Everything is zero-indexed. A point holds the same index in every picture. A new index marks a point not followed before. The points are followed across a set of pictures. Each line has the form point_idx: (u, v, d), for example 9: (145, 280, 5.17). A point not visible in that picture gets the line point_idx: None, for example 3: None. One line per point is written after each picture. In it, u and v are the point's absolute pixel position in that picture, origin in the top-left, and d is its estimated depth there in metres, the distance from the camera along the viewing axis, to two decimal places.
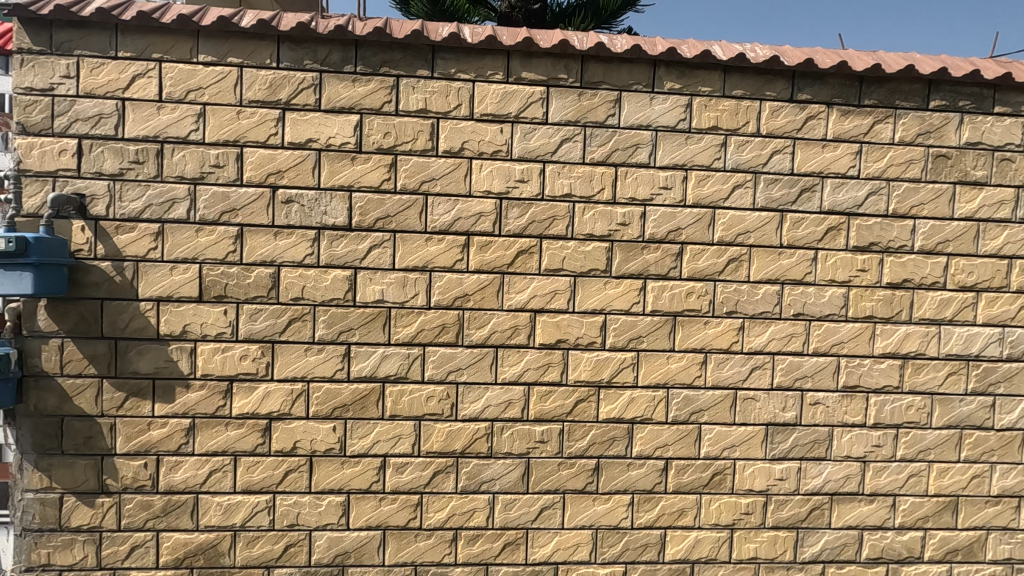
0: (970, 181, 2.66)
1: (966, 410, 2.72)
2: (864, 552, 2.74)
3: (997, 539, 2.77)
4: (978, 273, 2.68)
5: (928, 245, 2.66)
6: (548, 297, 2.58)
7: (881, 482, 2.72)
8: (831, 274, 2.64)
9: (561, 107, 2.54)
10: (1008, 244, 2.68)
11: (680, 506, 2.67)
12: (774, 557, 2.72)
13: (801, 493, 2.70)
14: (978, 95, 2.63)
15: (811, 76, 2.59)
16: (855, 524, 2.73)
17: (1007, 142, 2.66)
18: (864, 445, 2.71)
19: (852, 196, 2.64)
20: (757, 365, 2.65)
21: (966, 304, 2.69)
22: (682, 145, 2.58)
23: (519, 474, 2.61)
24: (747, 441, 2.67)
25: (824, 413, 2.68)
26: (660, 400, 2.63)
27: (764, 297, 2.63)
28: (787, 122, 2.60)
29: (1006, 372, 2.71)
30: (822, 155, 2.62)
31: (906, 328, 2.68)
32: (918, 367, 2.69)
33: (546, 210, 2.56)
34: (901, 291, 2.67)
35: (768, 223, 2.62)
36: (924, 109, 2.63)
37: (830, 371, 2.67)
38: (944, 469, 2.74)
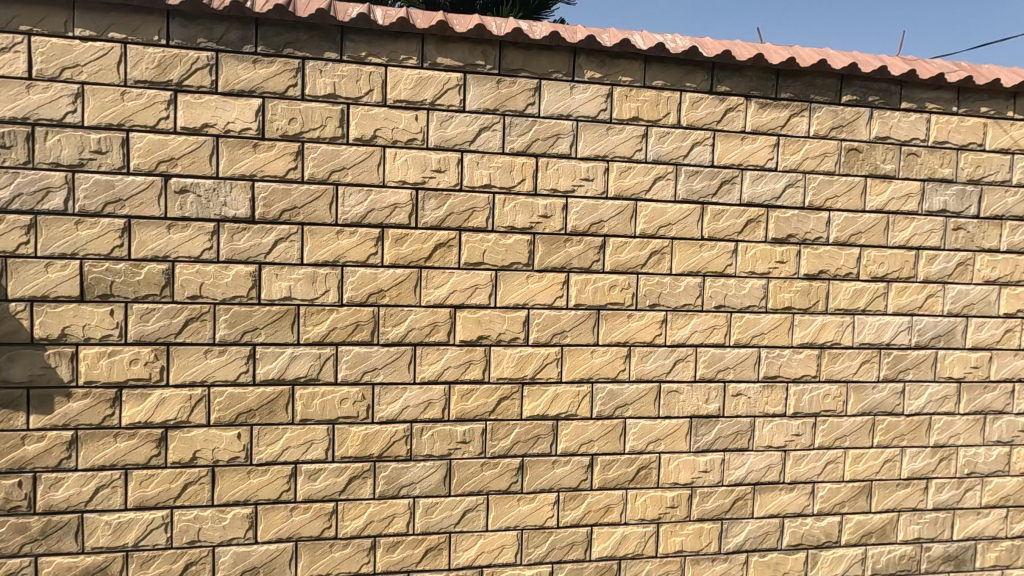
0: (880, 174, 2.74)
1: (879, 397, 2.80)
2: (785, 539, 2.78)
3: (908, 520, 2.87)
4: (888, 264, 2.76)
5: (842, 237, 2.72)
6: (469, 292, 2.48)
7: (800, 471, 2.77)
8: (751, 266, 2.67)
9: (479, 95, 2.45)
10: (915, 235, 2.77)
11: (606, 503, 2.64)
12: (699, 549, 2.72)
13: (724, 484, 2.72)
14: (886, 90, 2.71)
15: (729, 68, 2.60)
16: (776, 513, 2.76)
17: (914, 137, 2.75)
18: (784, 434, 2.75)
19: (770, 189, 2.66)
20: (680, 358, 2.65)
21: (878, 294, 2.76)
22: (603, 135, 2.54)
23: (440, 477, 2.51)
24: (671, 434, 2.66)
25: (746, 404, 2.71)
26: (584, 395, 2.59)
27: (686, 290, 2.63)
28: (707, 113, 2.60)
29: (914, 359, 2.81)
30: (741, 147, 2.63)
31: (822, 318, 2.73)
32: (834, 356, 2.75)
33: (465, 201, 2.46)
34: (817, 283, 2.72)
35: (689, 215, 2.62)
36: (837, 104, 2.68)
37: (750, 362, 2.70)
38: (858, 456, 2.81)
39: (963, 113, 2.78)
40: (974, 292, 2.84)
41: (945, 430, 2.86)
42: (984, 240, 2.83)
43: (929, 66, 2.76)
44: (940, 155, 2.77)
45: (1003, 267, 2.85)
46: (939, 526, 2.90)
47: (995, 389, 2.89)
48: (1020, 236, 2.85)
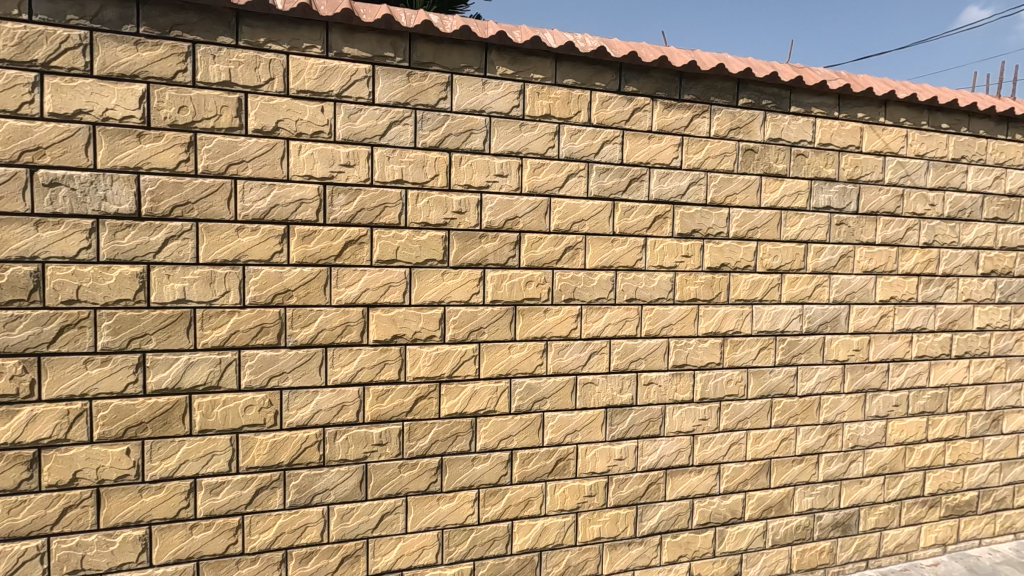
0: (773, 173, 2.94)
1: (775, 380, 3.01)
2: (695, 519, 2.93)
3: (802, 493, 3.12)
4: (781, 256, 2.97)
5: (741, 231, 2.90)
6: (382, 291, 2.42)
7: (708, 453, 2.93)
8: (659, 260, 2.78)
9: (388, 87, 2.38)
10: (804, 230, 3.00)
11: (526, 496, 2.66)
12: (616, 535, 2.81)
13: (638, 470, 2.82)
14: (777, 95, 2.91)
15: (636, 69, 2.69)
16: (686, 494, 2.91)
17: (802, 139, 2.97)
18: (692, 420, 2.89)
19: (676, 186, 2.79)
20: (595, 350, 2.72)
21: (773, 285, 2.97)
22: (516, 132, 2.55)
23: (356, 482, 2.43)
24: (588, 425, 2.73)
25: (657, 392, 2.83)
26: (502, 390, 2.60)
27: (599, 284, 2.70)
28: (616, 113, 2.68)
29: (805, 344, 3.05)
30: (648, 146, 2.74)
31: (725, 308, 2.90)
32: (736, 344, 2.93)
33: (376, 196, 2.39)
34: (719, 275, 2.88)
35: (601, 212, 2.68)
36: (734, 106, 2.85)
37: (660, 352, 2.82)
38: (759, 436, 3.01)
39: (844, 117, 3.04)
40: (855, 281, 3.12)
41: (832, 408, 3.13)
42: (862, 234, 3.11)
43: (814, 73, 3.00)
44: (825, 156, 3.02)
45: (878, 258, 3.15)
46: (829, 496, 3.17)
47: (873, 368, 3.19)
48: (892, 230, 3.16)
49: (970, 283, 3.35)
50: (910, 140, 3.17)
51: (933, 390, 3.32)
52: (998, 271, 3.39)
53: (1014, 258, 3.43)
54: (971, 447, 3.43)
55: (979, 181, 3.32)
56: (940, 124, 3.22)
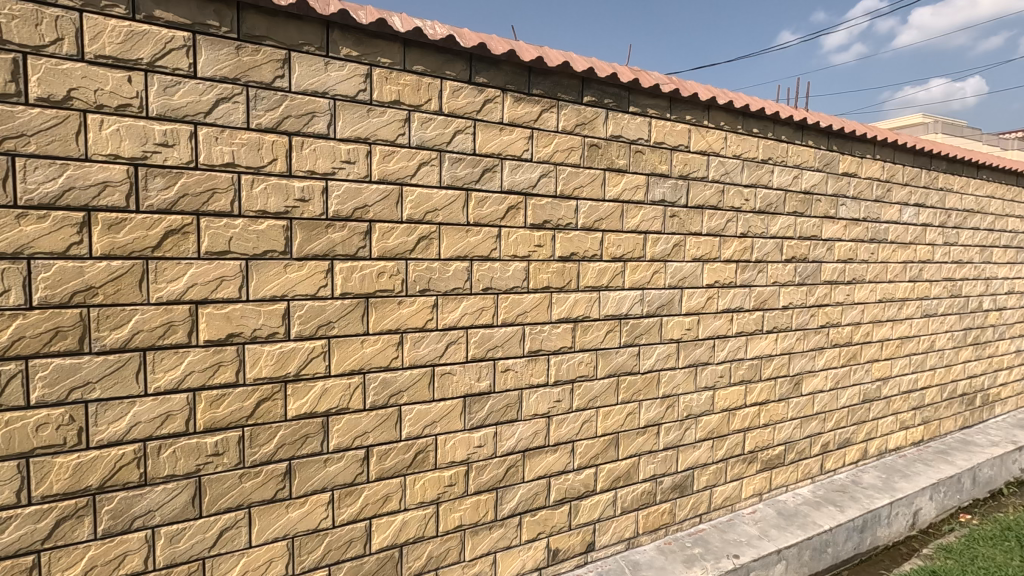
0: (616, 168, 3.15)
1: (621, 359, 3.26)
2: (552, 496, 3.08)
3: (646, 461, 3.42)
4: (624, 245, 3.21)
5: (588, 222, 3.07)
6: (213, 285, 2.19)
7: (562, 432, 3.09)
8: (513, 249, 2.85)
9: (213, 60, 2.14)
10: (643, 221, 3.27)
11: (384, 492, 2.60)
12: (477, 520, 2.85)
13: (497, 455, 2.89)
14: (618, 95, 3.12)
15: (486, 61, 2.71)
16: (543, 473, 3.04)
17: (640, 137, 3.22)
18: (547, 402, 3.03)
19: (527, 178, 2.87)
20: (452, 340, 2.72)
21: (617, 272, 3.20)
22: (364, 117, 2.45)
23: (187, 498, 2.19)
24: (446, 415, 2.73)
25: (514, 377, 2.91)
26: (355, 386, 2.50)
27: (455, 274, 2.70)
28: (467, 103, 2.68)
29: (646, 326, 3.33)
30: (500, 137, 2.78)
31: (575, 295, 3.06)
32: (585, 328, 3.12)
33: (202, 181, 2.14)
34: (569, 263, 3.03)
35: (455, 201, 2.68)
36: (579, 103, 3.00)
37: (516, 339, 2.90)
38: (607, 412, 3.24)
39: (674, 119, 3.35)
40: (686, 268, 3.46)
41: (669, 382, 3.46)
42: (691, 225, 3.46)
43: (649, 76, 3.25)
44: (659, 153, 3.30)
45: (705, 247, 3.53)
46: (668, 462, 3.51)
47: (702, 345, 3.58)
48: (715, 222, 3.56)
49: (777, 267, 3.89)
50: (729, 142, 3.58)
51: (749, 361, 3.82)
52: (797, 257, 3.98)
53: (808, 246, 4.05)
54: (779, 408, 4.01)
55: (782, 180, 3.86)
56: (752, 129, 3.69)
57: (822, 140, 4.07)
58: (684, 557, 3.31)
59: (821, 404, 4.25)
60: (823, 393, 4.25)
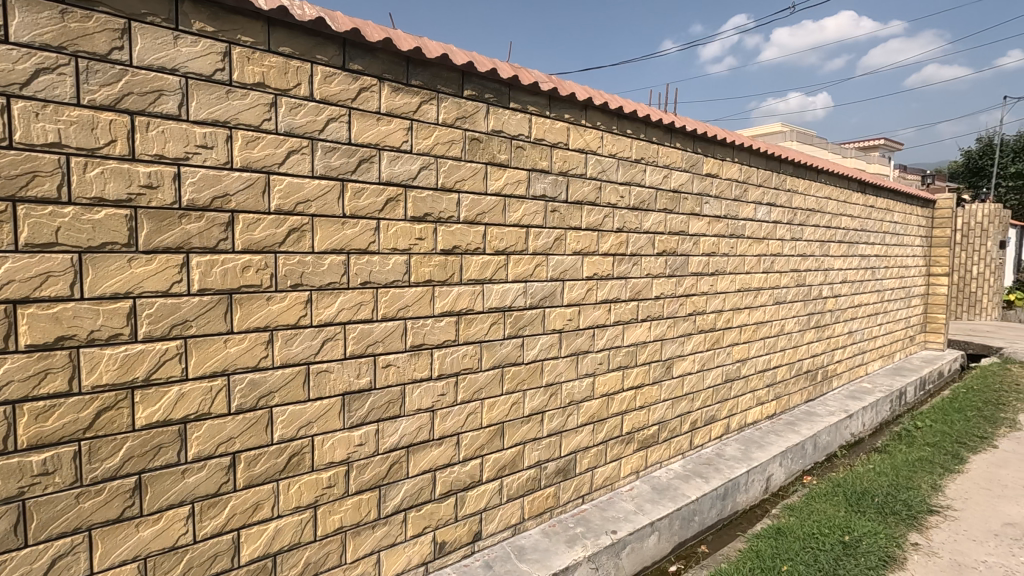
0: (497, 163, 3.20)
1: (505, 351, 3.33)
2: (437, 489, 3.08)
3: (530, 448, 3.52)
4: (506, 239, 3.27)
5: (470, 216, 3.09)
6: (36, 282, 1.91)
7: (447, 425, 3.09)
8: (393, 242, 2.80)
9: (31, 24, 1.87)
10: (525, 215, 3.35)
11: (255, 500, 2.45)
12: (358, 521, 2.78)
13: (380, 452, 2.83)
14: (498, 90, 3.17)
15: (361, 47, 2.63)
16: (428, 468, 3.03)
17: (520, 134, 3.30)
18: (431, 396, 3.01)
19: (407, 170, 2.83)
20: (328, 337, 2.62)
21: (500, 265, 3.26)
22: (222, 99, 2.27)
23: (8, 527, 1.90)
24: (323, 415, 2.63)
25: (396, 372, 2.86)
26: (218, 389, 2.32)
27: (330, 268, 2.60)
28: (340, 90, 2.58)
29: (529, 318, 3.43)
30: (377, 127, 2.71)
31: (458, 288, 3.07)
32: (469, 321, 3.14)
33: (18, 162, 1.86)
34: (452, 257, 3.04)
35: (329, 192, 2.57)
36: (460, 97, 3.01)
37: (397, 334, 2.85)
38: (492, 403, 3.30)
39: (554, 117, 3.46)
40: (567, 261, 3.61)
41: (552, 371, 3.60)
42: (571, 220, 3.61)
43: (529, 74, 3.34)
44: (540, 150, 3.40)
45: (584, 241, 3.70)
46: (551, 448, 3.65)
47: (583, 334, 3.76)
48: (593, 218, 3.74)
49: (650, 260, 4.17)
50: (605, 141, 3.78)
51: (626, 348, 4.06)
52: (667, 251, 4.30)
53: (677, 240, 4.39)
54: (653, 390, 4.32)
55: (654, 179, 4.14)
56: (626, 129, 3.91)
57: (688, 143, 4.42)
58: (566, 537, 3.46)
59: (690, 385, 4.64)
60: (692, 375, 4.64)
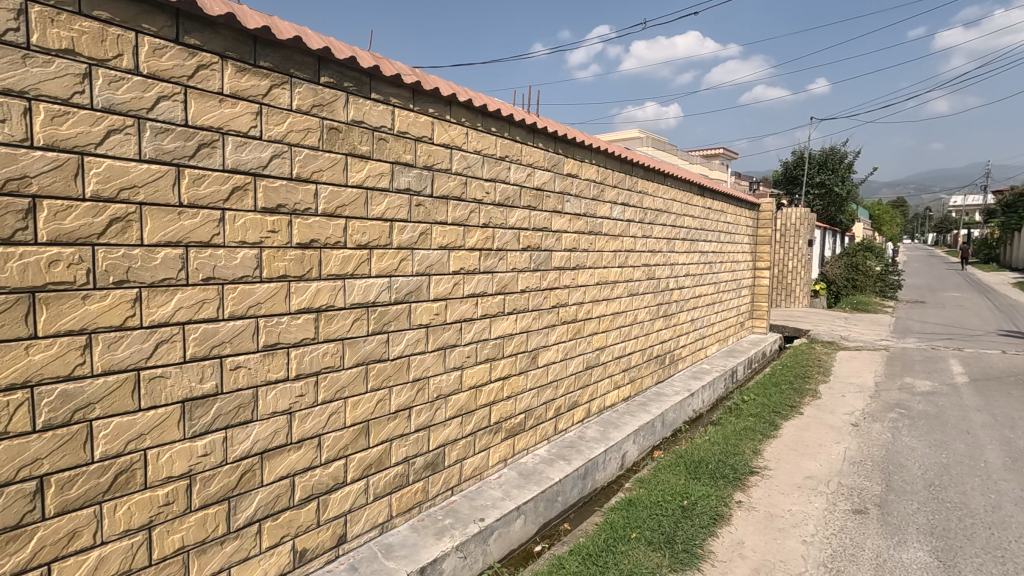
0: (358, 154, 3.11)
1: (370, 347, 3.26)
2: (297, 495, 2.93)
3: (397, 445, 3.49)
4: (369, 233, 3.19)
5: (329, 208, 2.97)
6: None
7: (307, 427, 2.95)
8: (241, 235, 2.59)
9: None
10: (389, 209, 3.30)
11: (71, 528, 2.13)
12: (204, 538, 2.55)
13: (228, 462, 2.62)
14: (357, 79, 3.07)
15: (199, 21, 2.39)
16: (286, 473, 2.87)
17: (383, 126, 3.23)
18: (288, 397, 2.86)
19: (256, 157, 2.64)
20: (163, 339, 2.36)
21: (363, 260, 3.17)
22: (17, 65, 1.93)
23: None
24: (159, 425, 2.37)
25: (247, 375, 2.67)
26: (18, 405, 1.98)
27: (163, 263, 2.34)
28: (174, 66, 2.33)
29: (394, 313, 3.38)
30: (219, 110, 2.49)
31: (316, 284, 2.94)
32: (329, 318, 3.02)
33: None
34: (310, 251, 2.89)
35: (162, 178, 2.31)
36: (315, 83, 2.87)
37: (248, 333, 2.66)
38: (356, 401, 3.21)
39: (417, 110, 3.44)
40: (433, 256, 3.61)
41: (419, 366, 3.59)
42: (436, 214, 3.62)
43: (391, 65, 3.27)
44: (403, 143, 3.36)
45: (449, 235, 3.73)
46: (419, 443, 3.64)
47: (450, 328, 3.79)
48: (458, 213, 3.78)
49: (515, 255, 4.33)
50: (470, 138, 3.84)
51: (493, 340, 4.18)
52: (531, 246, 4.49)
53: (541, 237, 4.60)
54: (519, 380, 4.49)
55: (517, 176, 4.29)
56: (490, 127, 4.01)
57: (550, 144, 4.65)
58: (435, 530, 3.49)
59: (554, 374, 4.90)
60: (555, 364, 4.90)
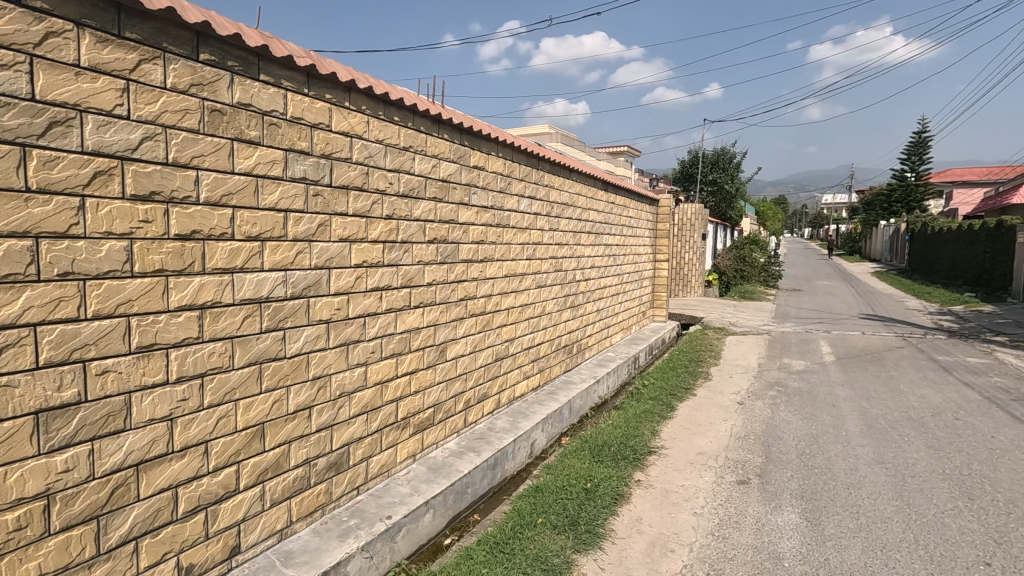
0: (245, 139, 2.90)
1: (263, 345, 3.07)
2: (181, 507, 2.70)
3: (297, 447, 3.33)
4: (260, 224, 3.00)
5: (213, 197, 2.75)
6: None
7: (191, 434, 2.73)
8: (106, 225, 2.33)
9: None
10: (282, 199, 3.11)
11: None
12: (67, 563, 2.28)
13: (97, 477, 2.36)
14: (243, 59, 2.86)
15: None
16: (167, 485, 2.64)
17: (273, 110, 3.04)
18: (168, 403, 2.62)
19: (123, 139, 2.38)
20: (9, 343, 2.07)
21: (253, 253, 2.97)
22: None
23: None
24: (6, 441, 2.08)
25: (117, 380, 2.41)
26: None
27: (6, 257, 2.05)
28: (16, 31, 2.04)
29: (290, 309, 3.21)
30: (75, 84, 2.22)
31: (200, 279, 2.71)
32: (216, 315, 2.81)
33: None
34: (190, 243, 2.66)
35: (2, 159, 2.02)
36: (193, 60, 2.63)
37: (118, 334, 2.40)
38: (249, 403, 3.02)
39: (312, 95, 3.27)
40: (332, 248, 3.46)
41: (320, 363, 3.44)
42: (336, 205, 3.47)
43: (282, 45, 3.08)
44: (298, 129, 3.19)
45: (350, 227, 3.59)
46: (321, 443, 3.50)
47: (352, 323, 3.67)
48: (360, 204, 3.65)
49: (420, 247, 4.26)
50: (371, 127, 3.72)
51: (399, 335, 4.10)
52: (438, 239, 4.44)
53: (447, 229, 4.56)
54: (427, 374, 4.43)
55: (422, 167, 4.22)
56: (392, 116, 3.90)
57: (456, 136, 4.61)
58: (339, 531, 3.37)
59: (463, 367, 4.89)
60: (464, 356, 4.89)
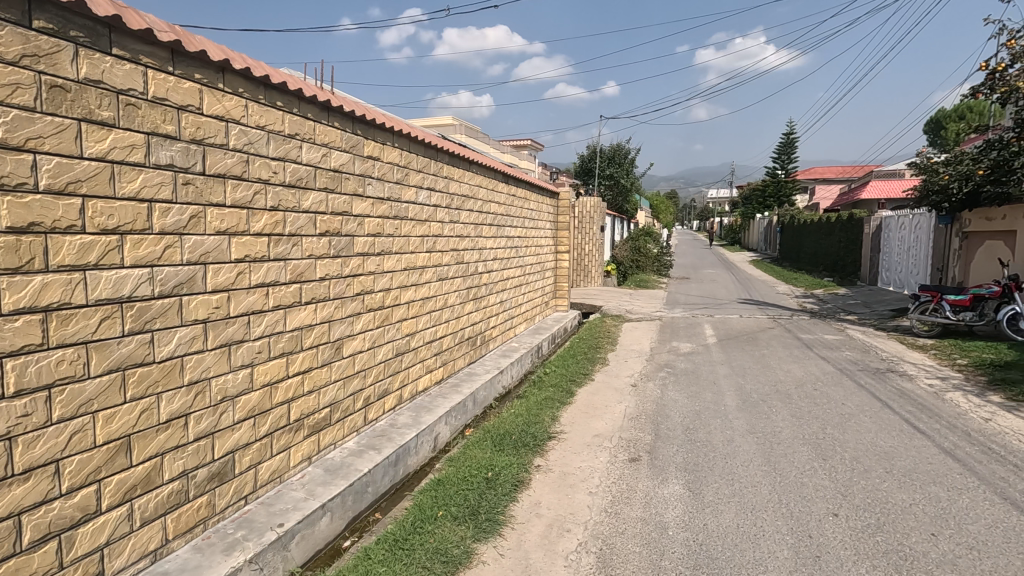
0: (96, 120, 2.59)
1: (126, 350, 2.77)
2: (26, 537, 2.38)
3: (171, 459, 3.05)
4: (118, 216, 2.69)
5: (55, 185, 2.43)
6: None
7: (37, 453, 2.41)
8: None
9: None
10: (145, 188, 2.82)
11: None
12: None
13: None
14: (90, 29, 2.55)
15: None
16: (7, 513, 2.31)
17: (130, 88, 2.74)
18: (6, 420, 2.29)
19: None
20: None
21: (111, 247, 2.67)
22: None
23: None
24: None
25: None
26: None
27: None
28: None
29: (158, 309, 2.92)
30: None
31: (41, 278, 2.39)
32: (64, 318, 2.49)
33: None
34: (28, 237, 2.34)
35: None
36: (25, 27, 2.30)
37: None
38: (112, 414, 2.72)
39: (177, 74, 2.98)
40: (208, 242, 3.20)
41: (197, 367, 3.18)
42: (210, 196, 3.20)
43: (139, 17, 2.78)
44: (161, 111, 2.89)
45: (229, 219, 3.33)
46: (201, 453, 3.24)
47: (234, 323, 3.42)
48: (239, 194, 3.40)
49: (311, 241, 4.05)
50: (250, 111, 3.47)
51: (288, 333, 3.88)
52: (330, 232, 4.25)
53: (340, 221, 4.38)
54: (322, 372, 4.25)
55: (310, 156, 4.01)
56: (274, 101, 3.66)
57: (347, 124, 4.42)
58: (224, 545, 3.15)
59: (361, 363, 4.74)
60: (362, 353, 4.75)
